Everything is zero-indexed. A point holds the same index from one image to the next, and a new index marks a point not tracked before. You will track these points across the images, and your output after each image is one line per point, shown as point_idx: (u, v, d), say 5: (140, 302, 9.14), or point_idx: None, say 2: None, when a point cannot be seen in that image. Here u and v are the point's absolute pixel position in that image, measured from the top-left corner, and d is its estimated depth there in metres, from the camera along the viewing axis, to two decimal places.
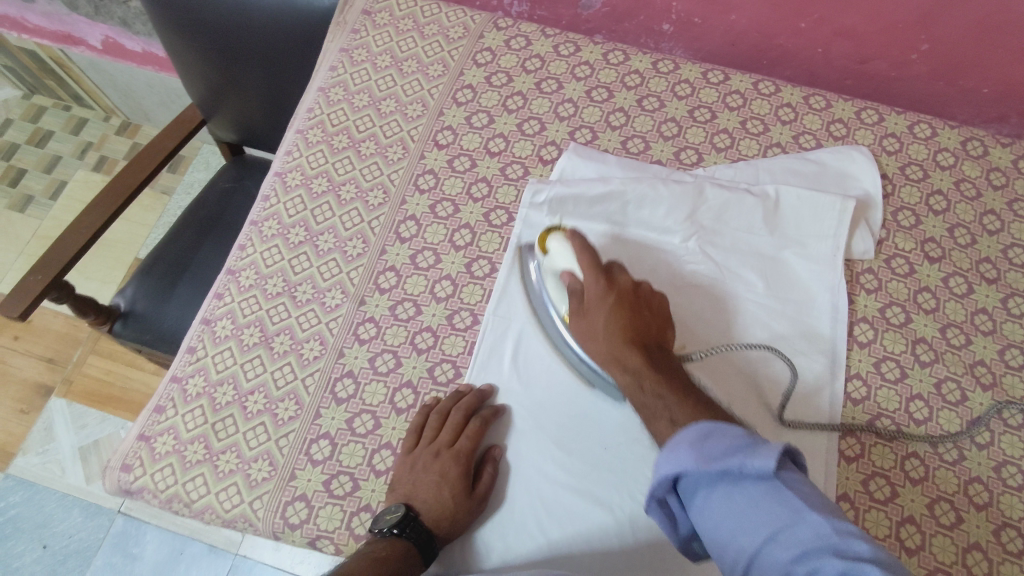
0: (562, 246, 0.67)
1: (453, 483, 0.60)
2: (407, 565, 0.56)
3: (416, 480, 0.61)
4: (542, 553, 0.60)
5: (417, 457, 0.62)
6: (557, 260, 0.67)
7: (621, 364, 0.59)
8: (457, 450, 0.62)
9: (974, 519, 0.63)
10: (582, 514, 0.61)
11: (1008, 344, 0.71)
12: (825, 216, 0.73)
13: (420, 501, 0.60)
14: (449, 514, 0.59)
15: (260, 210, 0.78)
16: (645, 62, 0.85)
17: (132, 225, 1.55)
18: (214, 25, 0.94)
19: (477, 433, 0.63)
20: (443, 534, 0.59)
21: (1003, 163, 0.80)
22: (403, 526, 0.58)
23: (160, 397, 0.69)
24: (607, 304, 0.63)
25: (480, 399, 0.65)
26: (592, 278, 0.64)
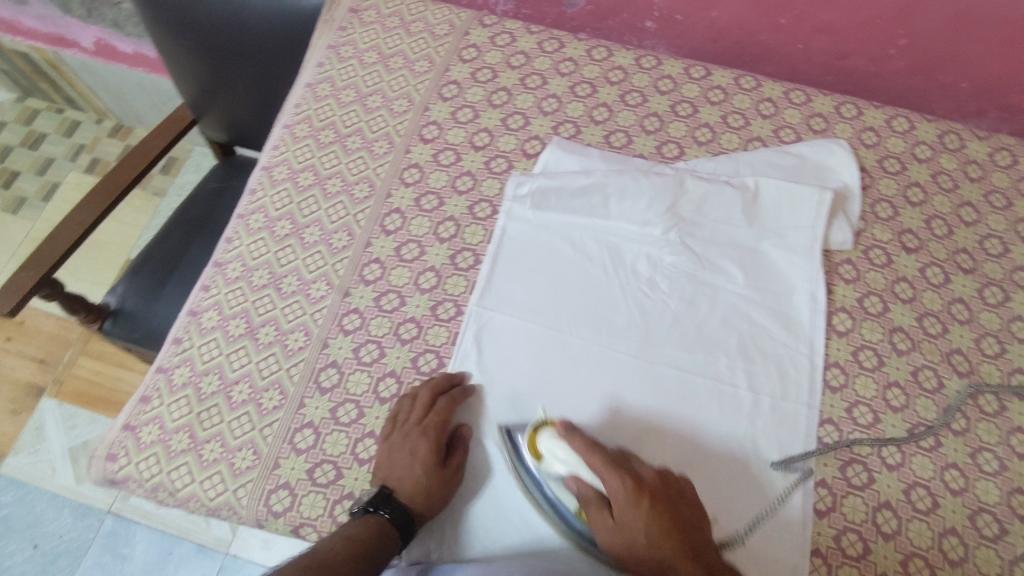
0: (560, 445, 0.57)
1: (425, 459, 0.60)
2: (383, 543, 0.56)
3: (389, 462, 0.62)
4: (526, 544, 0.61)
5: (391, 440, 0.63)
6: (559, 459, 0.57)
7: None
8: (426, 425, 0.62)
9: (951, 505, 0.64)
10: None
11: (984, 333, 0.72)
12: (804, 207, 0.74)
13: (395, 481, 0.60)
14: (425, 490, 0.60)
15: (247, 204, 0.79)
16: (628, 58, 0.87)
17: (123, 226, 1.55)
18: (204, 25, 0.95)
19: (446, 408, 0.63)
20: (420, 512, 0.59)
21: (979, 156, 0.81)
22: (378, 505, 0.58)
23: (146, 387, 0.70)
24: (640, 511, 0.53)
25: (450, 380, 0.66)
26: (612, 479, 0.54)
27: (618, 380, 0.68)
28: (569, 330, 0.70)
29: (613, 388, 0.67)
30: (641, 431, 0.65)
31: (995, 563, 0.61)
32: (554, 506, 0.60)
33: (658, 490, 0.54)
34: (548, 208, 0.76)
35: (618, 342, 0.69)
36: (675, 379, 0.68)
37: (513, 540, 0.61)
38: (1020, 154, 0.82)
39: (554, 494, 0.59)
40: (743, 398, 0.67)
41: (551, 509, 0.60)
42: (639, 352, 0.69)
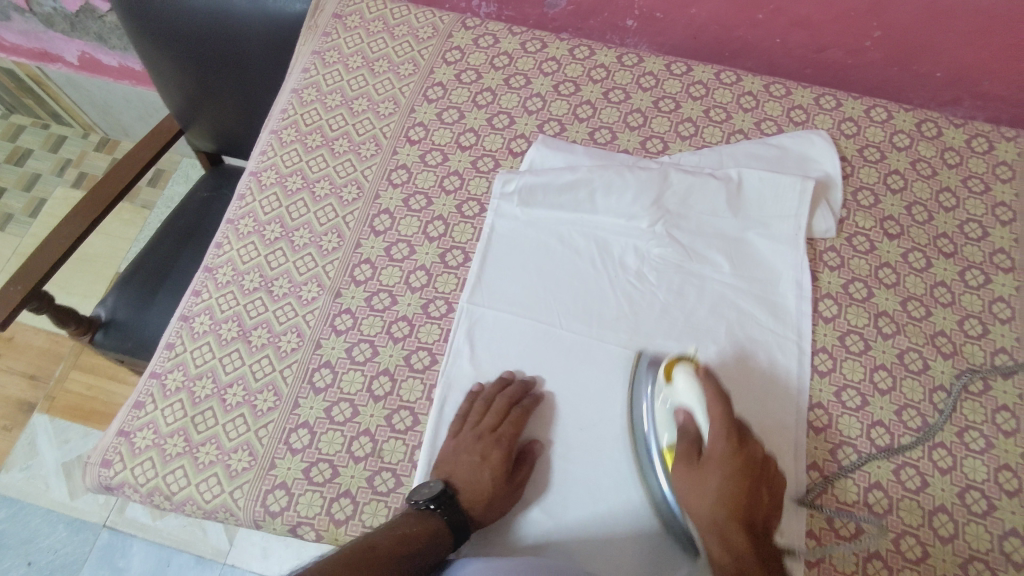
0: (690, 384, 0.60)
1: (494, 467, 0.62)
2: (434, 541, 0.57)
3: (458, 460, 0.63)
4: (536, 544, 0.62)
5: (460, 441, 0.64)
6: (682, 395, 0.60)
7: (725, 546, 0.55)
8: (499, 433, 0.63)
9: (939, 483, 0.65)
10: (570, 502, 0.63)
11: (966, 315, 0.73)
12: (787, 196, 0.75)
13: (461, 480, 0.62)
14: (485, 497, 0.61)
15: (236, 209, 0.79)
16: (610, 57, 0.88)
17: (111, 239, 1.55)
18: (189, 34, 0.95)
19: (520, 420, 0.64)
20: (477, 516, 0.60)
21: (956, 143, 0.83)
22: (439, 503, 0.60)
23: (140, 392, 0.70)
24: (729, 470, 0.57)
25: (525, 387, 0.67)
26: (722, 435, 0.58)
27: (612, 372, 0.68)
28: (561, 324, 0.71)
29: (607, 379, 0.68)
30: (746, 377, 0.68)
31: (985, 538, 0.63)
32: (647, 432, 0.64)
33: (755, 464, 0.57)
34: (535, 205, 0.76)
35: (608, 334, 0.70)
36: None
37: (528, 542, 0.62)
38: (996, 140, 0.83)
39: (654, 423, 0.64)
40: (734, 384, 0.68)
41: (642, 436, 0.64)
42: (628, 343, 0.70)
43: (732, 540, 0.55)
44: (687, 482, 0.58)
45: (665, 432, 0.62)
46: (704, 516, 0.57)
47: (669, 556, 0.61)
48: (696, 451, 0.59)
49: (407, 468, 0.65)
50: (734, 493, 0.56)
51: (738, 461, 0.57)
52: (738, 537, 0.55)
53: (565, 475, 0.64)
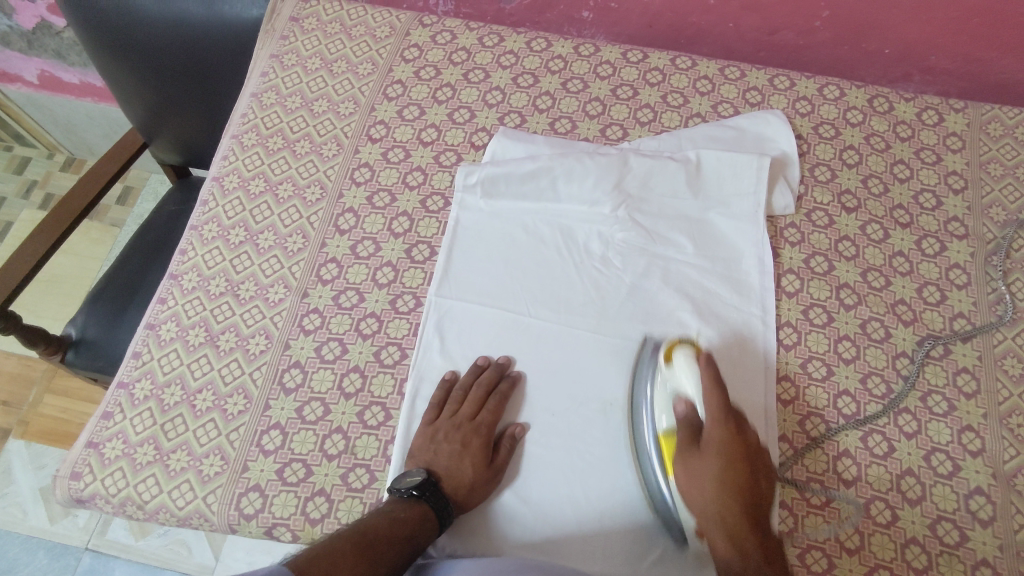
0: (689, 370, 0.61)
1: (474, 454, 0.63)
2: (423, 528, 0.58)
3: (436, 447, 0.64)
4: (517, 528, 0.63)
5: (437, 428, 0.65)
6: (681, 380, 0.62)
7: (728, 531, 0.57)
8: (477, 421, 0.65)
9: (906, 447, 0.66)
10: (549, 486, 0.64)
11: (925, 283, 0.75)
12: (745, 175, 0.76)
13: (440, 467, 0.62)
14: (467, 483, 0.61)
15: (198, 215, 0.79)
16: (567, 47, 0.89)
17: (81, 260, 1.53)
18: (145, 45, 0.94)
19: (497, 407, 0.65)
20: (460, 501, 0.61)
21: (908, 117, 0.85)
22: (423, 489, 0.60)
23: (108, 403, 0.69)
24: (730, 457, 0.59)
25: (499, 373, 0.68)
26: (722, 424, 0.60)
27: (581, 356, 0.69)
28: (530, 311, 0.71)
29: (577, 364, 0.69)
30: (733, 354, 0.69)
31: (951, 499, 0.64)
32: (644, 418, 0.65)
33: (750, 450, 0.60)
34: (498, 196, 0.77)
35: (576, 319, 0.71)
36: (635, 350, 0.69)
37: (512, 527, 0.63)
38: (945, 112, 0.86)
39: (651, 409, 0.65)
40: None
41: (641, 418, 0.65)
42: (596, 327, 0.71)
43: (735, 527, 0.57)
44: (689, 472, 0.60)
45: (663, 415, 0.63)
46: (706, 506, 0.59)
47: (649, 531, 0.62)
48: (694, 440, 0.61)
49: (381, 463, 0.65)
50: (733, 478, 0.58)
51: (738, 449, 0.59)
52: (741, 523, 0.57)
53: (542, 460, 0.65)
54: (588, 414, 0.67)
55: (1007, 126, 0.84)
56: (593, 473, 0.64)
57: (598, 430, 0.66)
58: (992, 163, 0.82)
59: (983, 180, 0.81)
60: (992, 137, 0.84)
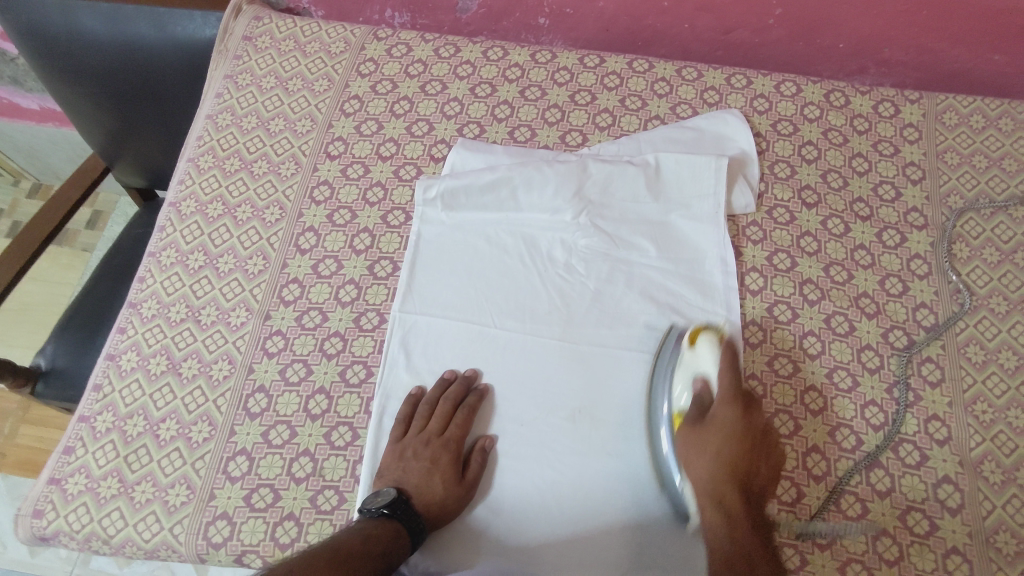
0: (710, 352, 0.63)
1: (444, 470, 0.62)
2: (396, 544, 0.57)
3: (406, 466, 0.63)
4: (493, 544, 0.62)
5: (405, 446, 0.64)
6: (702, 361, 0.64)
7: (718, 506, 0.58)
8: (446, 437, 0.64)
9: (873, 440, 0.67)
10: (522, 496, 0.63)
11: (887, 275, 0.75)
12: (704, 176, 0.76)
13: (410, 485, 0.62)
14: (439, 499, 0.61)
15: (156, 241, 0.78)
16: (523, 55, 0.89)
17: (51, 286, 1.51)
18: (99, 70, 0.93)
19: (465, 420, 0.65)
20: (433, 518, 0.60)
21: (864, 110, 0.86)
22: (394, 508, 0.59)
23: (69, 438, 0.68)
24: (732, 435, 0.60)
25: (466, 385, 0.67)
26: (730, 404, 0.61)
27: (548, 364, 0.69)
28: (496, 322, 0.71)
29: (545, 373, 0.68)
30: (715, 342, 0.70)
31: (920, 488, 0.64)
32: (662, 397, 0.65)
33: (756, 432, 0.61)
34: (459, 208, 0.77)
35: (541, 328, 0.71)
36: (602, 356, 0.69)
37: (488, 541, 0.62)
38: (901, 103, 0.86)
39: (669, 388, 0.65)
40: None
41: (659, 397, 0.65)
42: (562, 335, 0.70)
43: (727, 499, 0.58)
44: (691, 444, 0.61)
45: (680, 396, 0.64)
46: (703, 479, 0.59)
47: (625, 535, 0.62)
48: (703, 414, 0.62)
49: (350, 484, 0.64)
50: (734, 454, 0.60)
51: (743, 426, 0.61)
52: (733, 497, 0.58)
53: (515, 471, 0.65)
54: (557, 423, 0.66)
55: (962, 115, 0.85)
56: (566, 478, 0.64)
57: (568, 438, 0.65)
58: (949, 153, 0.83)
59: (940, 170, 0.82)
60: (948, 127, 0.84)
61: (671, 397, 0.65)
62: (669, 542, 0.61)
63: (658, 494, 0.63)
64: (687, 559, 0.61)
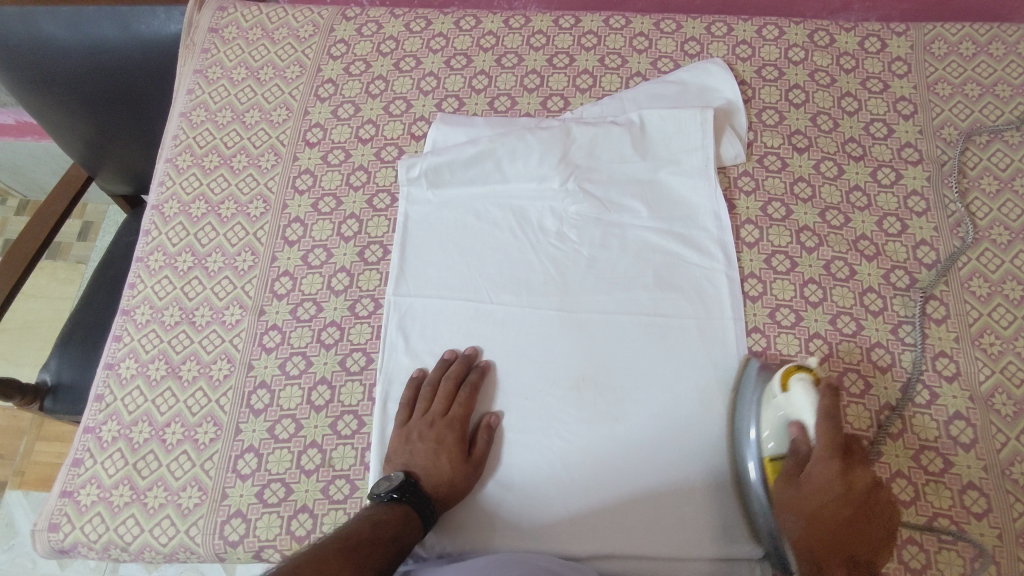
0: (807, 396, 0.56)
1: (450, 449, 0.62)
2: (408, 528, 0.56)
3: (409, 445, 0.63)
4: (500, 519, 0.62)
5: (411, 429, 0.64)
6: (798, 407, 0.57)
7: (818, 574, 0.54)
8: (450, 416, 0.64)
9: (881, 381, 0.66)
10: (532, 475, 0.63)
11: (884, 215, 0.74)
12: (690, 130, 0.74)
13: (417, 466, 0.62)
14: (447, 479, 0.61)
15: (143, 246, 0.77)
16: (496, 22, 0.86)
17: (52, 301, 1.50)
18: (67, 77, 0.91)
19: (468, 399, 0.65)
20: (441, 498, 0.60)
21: (850, 47, 0.83)
22: (402, 491, 0.59)
23: (77, 450, 0.68)
24: (834, 494, 0.54)
25: (467, 363, 0.67)
26: (829, 459, 0.54)
27: (548, 336, 0.68)
28: (491, 297, 0.70)
29: (546, 344, 0.68)
30: (718, 325, 0.68)
31: (932, 427, 0.64)
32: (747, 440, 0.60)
33: (863, 492, 0.55)
34: (444, 185, 0.75)
35: (539, 300, 0.70)
36: (602, 323, 0.68)
37: (501, 520, 0.62)
38: (888, 37, 0.84)
39: (756, 427, 0.60)
40: (673, 325, 0.68)
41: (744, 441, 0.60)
42: (560, 305, 0.69)
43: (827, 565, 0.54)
44: (781, 503, 0.56)
45: (769, 441, 0.59)
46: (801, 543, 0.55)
47: (634, 501, 0.62)
48: (798, 468, 0.56)
49: (361, 472, 0.64)
50: (833, 519, 0.54)
51: (842, 486, 0.54)
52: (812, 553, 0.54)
53: (520, 447, 0.64)
54: (561, 393, 0.66)
55: (951, 43, 0.83)
56: (574, 443, 0.64)
57: (572, 408, 0.65)
58: (940, 84, 0.81)
59: (933, 103, 0.80)
60: (937, 57, 0.82)
61: (758, 437, 0.59)
62: (681, 502, 0.61)
63: (666, 459, 0.63)
64: (697, 521, 0.61)
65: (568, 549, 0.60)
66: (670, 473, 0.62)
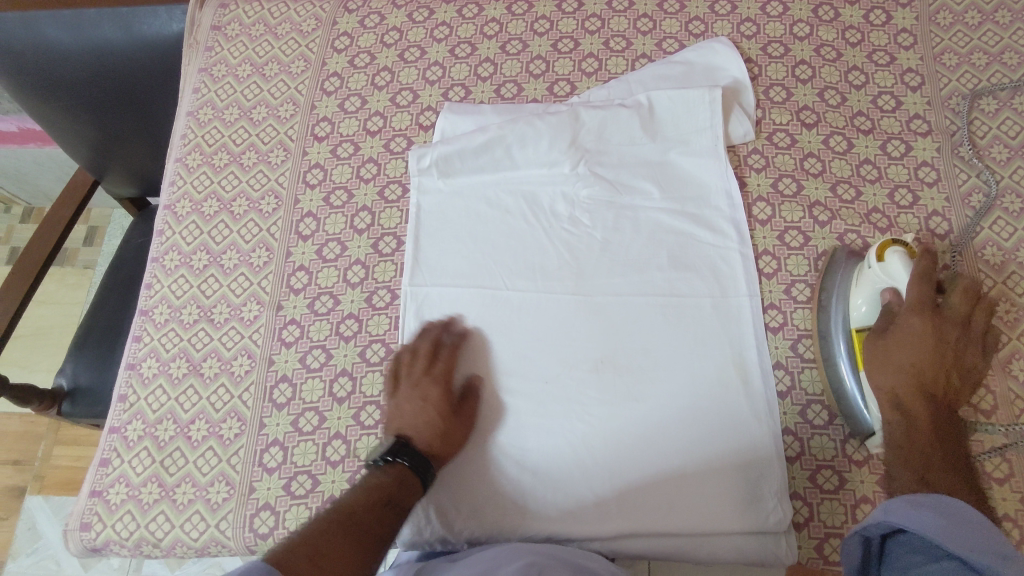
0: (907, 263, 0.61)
1: (437, 403, 0.63)
2: (403, 488, 0.58)
3: (397, 410, 0.64)
4: (524, 505, 0.63)
5: (398, 396, 0.65)
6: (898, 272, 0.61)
7: (903, 411, 0.58)
8: (433, 373, 0.65)
9: None
10: (554, 458, 0.64)
11: (895, 187, 0.74)
12: (698, 110, 0.74)
13: (406, 427, 0.63)
14: (439, 432, 0.62)
15: (158, 246, 0.78)
16: (499, 9, 0.86)
17: (61, 307, 1.51)
18: (72, 82, 0.91)
19: (448, 356, 0.66)
20: (436, 453, 0.61)
21: (855, 20, 0.83)
22: (396, 453, 0.60)
23: (104, 450, 0.69)
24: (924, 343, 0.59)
25: (444, 329, 0.68)
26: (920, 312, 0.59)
27: (563, 321, 0.69)
28: (506, 285, 0.70)
29: (562, 329, 0.68)
30: (735, 303, 0.68)
31: None
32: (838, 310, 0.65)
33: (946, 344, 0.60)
34: (454, 174, 0.75)
35: (555, 285, 0.70)
36: (618, 305, 0.69)
37: (523, 504, 0.63)
38: (892, 9, 0.84)
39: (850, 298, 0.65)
40: (689, 304, 0.68)
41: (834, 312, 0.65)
42: (576, 289, 0.70)
43: (911, 406, 0.58)
44: (873, 354, 0.60)
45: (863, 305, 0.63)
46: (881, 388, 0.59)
47: (656, 482, 0.62)
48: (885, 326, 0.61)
49: None
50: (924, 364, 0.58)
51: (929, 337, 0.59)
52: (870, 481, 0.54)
53: (542, 432, 0.65)
54: (580, 376, 0.66)
55: (957, 13, 0.83)
56: (596, 425, 0.64)
57: (592, 391, 0.66)
58: (946, 54, 0.80)
59: (940, 73, 0.79)
60: (942, 27, 0.82)
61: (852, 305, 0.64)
62: (703, 484, 0.62)
63: (686, 438, 0.63)
64: (719, 499, 0.61)
65: (594, 531, 0.61)
66: (692, 452, 0.63)
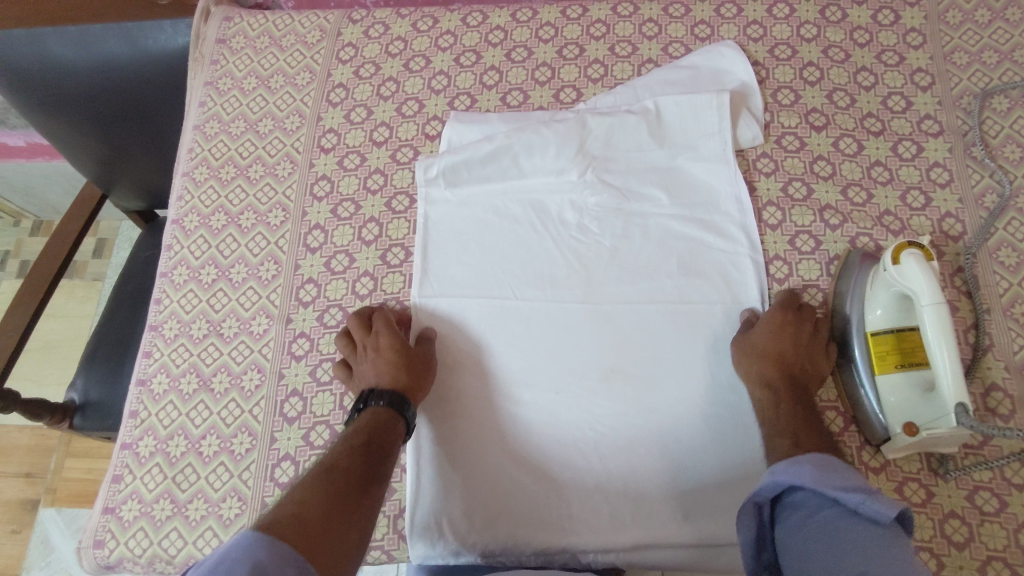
0: (915, 268, 0.57)
1: (386, 347, 0.65)
2: (377, 427, 0.59)
3: (358, 374, 0.66)
4: (537, 514, 0.63)
5: (354, 367, 0.67)
6: (908, 278, 0.58)
7: (767, 386, 0.61)
8: (376, 331, 0.67)
9: None
10: (567, 468, 0.64)
11: (907, 189, 0.73)
12: (706, 115, 0.73)
13: (370, 381, 0.64)
14: (399, 368, 0.63)
15: (166, 261, 0.78)
16: (504, 16, 0.86)
17: (71, 320, 1.52)
18: (79, 97, 0.91)
19: (383, 315, 0.68)
20: (404, 385, 0.63)
21: (863, 21, 0.82)
22: (365, 402, 0.62)
23: (116, 466, 0.69)
24: (786, 335, 0.63)
25: (370, 308, 0.71)
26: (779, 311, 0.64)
27: (573, 329, 0.68)
28: (515, 295, 0.70)
29: (572, 337, 0.68)
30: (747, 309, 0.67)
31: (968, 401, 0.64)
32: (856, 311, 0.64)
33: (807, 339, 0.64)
34: (462, 184, 0.75)
35: (565, 294, 0.70)
36: (629, 313, 0.68)
37: (537, 514, 0.63)
38: (900, 8, 0.83)
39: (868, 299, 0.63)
40: (700, 311, 0.68)
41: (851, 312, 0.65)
42: (586, 298, 0.69)
43: (774, 382, 0.61)
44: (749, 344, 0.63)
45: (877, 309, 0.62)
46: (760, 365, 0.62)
47: (669, 490, 0.62)
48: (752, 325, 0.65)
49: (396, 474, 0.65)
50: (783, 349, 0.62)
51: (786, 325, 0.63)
52: None
53: (553, 441, 0.64)
54: (591, 385, 0.66)
55: (966, 11, 0.82)
56: (608, 435, 0.64)
57: (603, 399, 0.65)
58: (956, 53, 0.79)
59: (950, 72, 0.79)
60: (952, 26, 0.81)
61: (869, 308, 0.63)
62: (717, 492, 0.61)
63: (699, 446, 0.63)
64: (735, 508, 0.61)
65: (609, 540, 0.61)
66: (707, 462, 0.62)
